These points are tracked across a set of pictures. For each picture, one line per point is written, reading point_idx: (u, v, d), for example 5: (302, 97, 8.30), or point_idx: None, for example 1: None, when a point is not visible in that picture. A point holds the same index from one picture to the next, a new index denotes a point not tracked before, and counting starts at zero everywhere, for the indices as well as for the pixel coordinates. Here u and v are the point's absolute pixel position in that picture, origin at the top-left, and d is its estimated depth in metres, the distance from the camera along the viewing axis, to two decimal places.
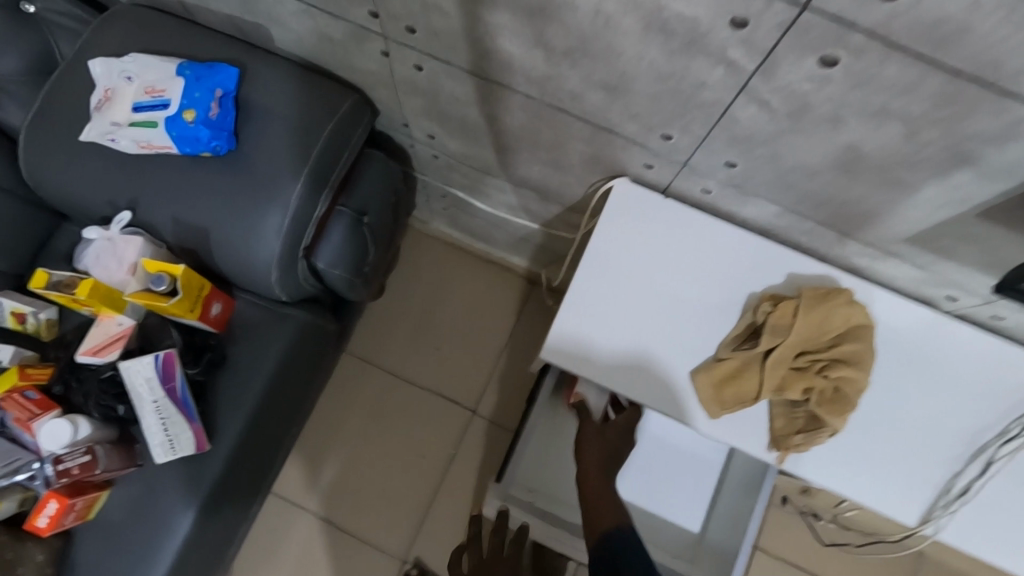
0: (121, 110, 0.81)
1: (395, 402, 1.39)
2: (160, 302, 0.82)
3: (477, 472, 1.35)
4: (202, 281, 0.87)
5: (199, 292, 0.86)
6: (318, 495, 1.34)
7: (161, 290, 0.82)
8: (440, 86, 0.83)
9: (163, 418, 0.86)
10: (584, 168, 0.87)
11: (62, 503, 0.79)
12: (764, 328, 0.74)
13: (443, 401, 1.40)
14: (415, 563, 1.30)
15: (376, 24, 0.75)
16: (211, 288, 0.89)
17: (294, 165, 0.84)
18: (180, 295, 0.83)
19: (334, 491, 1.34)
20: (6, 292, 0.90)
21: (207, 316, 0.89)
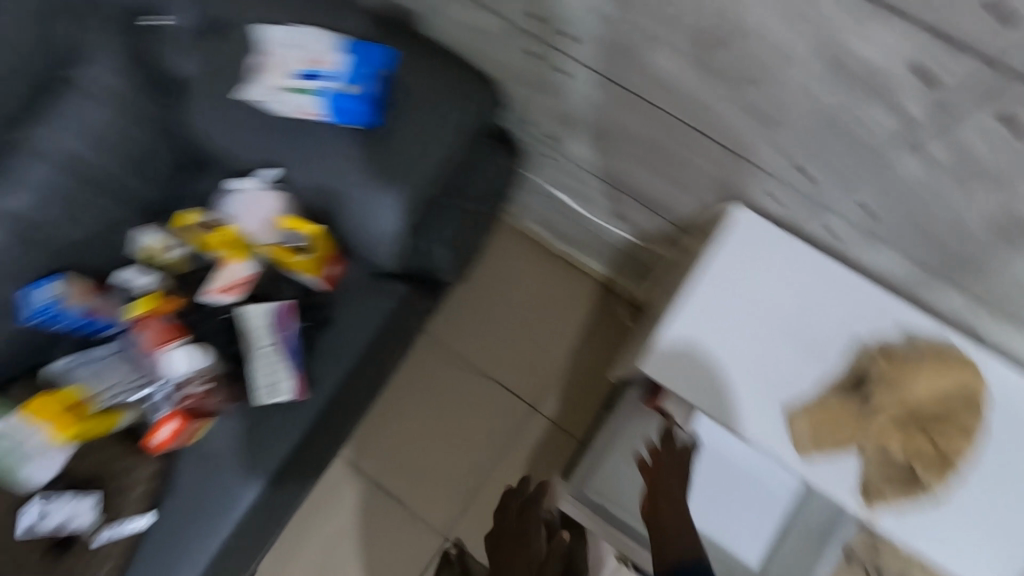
0: (283, 76, 0.87)
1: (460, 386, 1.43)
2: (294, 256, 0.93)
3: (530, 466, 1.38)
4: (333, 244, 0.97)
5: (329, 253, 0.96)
6: (377, 461, 1.39)
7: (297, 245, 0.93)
8: (580, 91, 0.86)
9: (270, 362, 0.92)
10: (703, 190, 0.88)
11: (176, 425, 0.87)
12: (870, 376, 0.75)
13: (505, 391, 1.43)
14: (455, 541, 1.35)
15: (536, 25, 0.78)
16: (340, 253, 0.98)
17: (428, 149, 0.89)
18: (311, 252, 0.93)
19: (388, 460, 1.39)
20: (148, 225, 0.97)
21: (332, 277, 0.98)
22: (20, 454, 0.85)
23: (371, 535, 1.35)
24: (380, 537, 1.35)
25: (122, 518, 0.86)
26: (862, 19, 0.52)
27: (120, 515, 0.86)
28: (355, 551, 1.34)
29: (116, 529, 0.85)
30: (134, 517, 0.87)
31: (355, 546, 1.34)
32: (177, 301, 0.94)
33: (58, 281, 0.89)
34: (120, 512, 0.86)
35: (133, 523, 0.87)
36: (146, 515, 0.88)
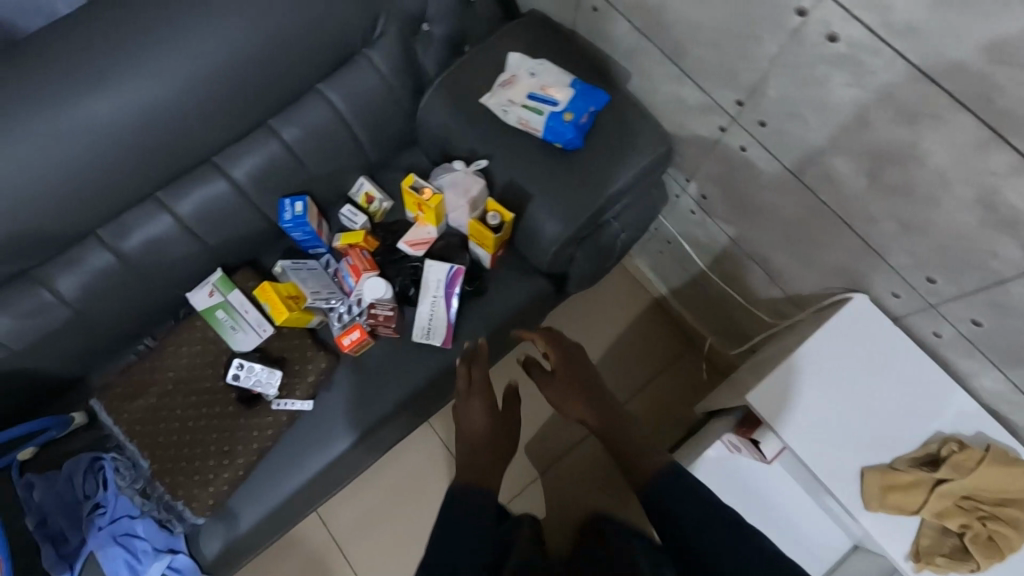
0: (518, 93, 1.10)
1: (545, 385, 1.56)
2: (485, 233, 1.10)
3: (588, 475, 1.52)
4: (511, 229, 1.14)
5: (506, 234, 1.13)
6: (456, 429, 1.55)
7: (491, 226, 1.09)
8: (750, 167, 1.04)
9: (434, 310, 1.12)
10: (829, 274, 1.04)
11: (363, 334, 1.08)
12: (945, 461, 0.87)
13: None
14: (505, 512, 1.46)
15: (734, 108, 0.97)
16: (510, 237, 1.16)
17: (608, 179, 1.09)
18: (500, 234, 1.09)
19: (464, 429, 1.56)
20: (368, 178, 1.22)
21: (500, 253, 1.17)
22: (239, 323, 1.07)
23: (435, 490, 1.52)
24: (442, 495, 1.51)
25: (292, 397, 1.08)
26: (1015, 174, 0.68)
27: (291, 395, 1.07)
28: (417, 499, 1.51)
29: (284, 404, 1.07)
30: (298, 400, 1.08)
31: (419, 494, 1.51)
32: (375, 241, 1.17)
33: (301, 203, 1.08)
34: (291, 391, 1.08)
35: (299, 404, 1.08)
36: (308, 402, 1.08)
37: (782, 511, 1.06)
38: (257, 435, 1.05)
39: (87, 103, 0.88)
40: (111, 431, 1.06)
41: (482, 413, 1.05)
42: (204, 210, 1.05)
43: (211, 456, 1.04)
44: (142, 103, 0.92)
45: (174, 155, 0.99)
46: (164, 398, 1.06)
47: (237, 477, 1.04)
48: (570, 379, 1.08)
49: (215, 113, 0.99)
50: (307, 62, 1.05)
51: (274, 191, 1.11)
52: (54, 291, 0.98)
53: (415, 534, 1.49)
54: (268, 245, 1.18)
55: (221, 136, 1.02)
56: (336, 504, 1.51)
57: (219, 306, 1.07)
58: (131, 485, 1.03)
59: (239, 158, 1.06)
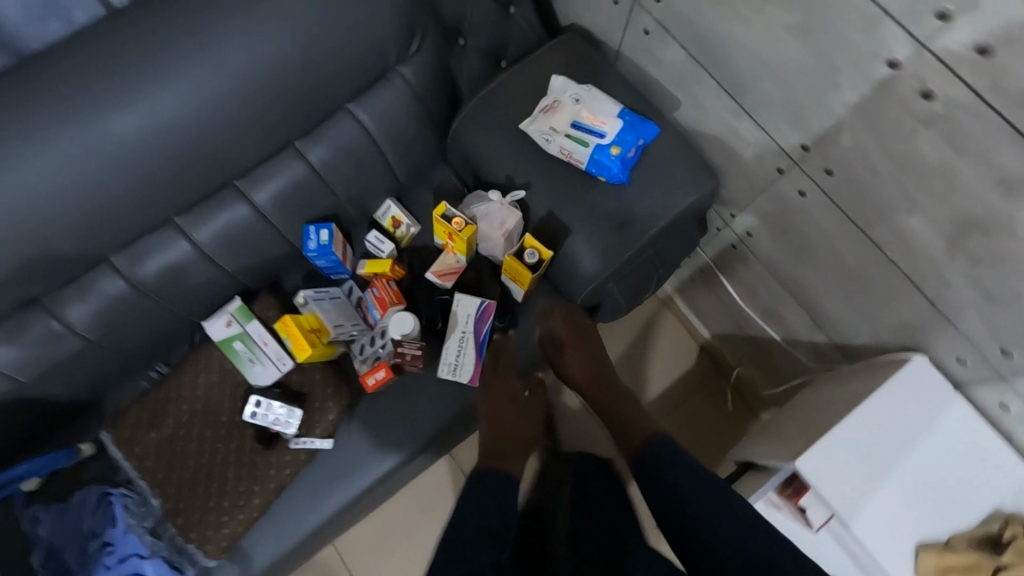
0: (561, 121, 1.02)
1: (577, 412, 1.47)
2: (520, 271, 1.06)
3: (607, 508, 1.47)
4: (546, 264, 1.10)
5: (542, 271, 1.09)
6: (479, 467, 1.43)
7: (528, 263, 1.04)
8: (807, 213, 0.97)
9: (462, 347, 1.06)
10: (885, 329, 0.99)
11: (389, 373, 1.01)
12: (1009, 543, 0.82)
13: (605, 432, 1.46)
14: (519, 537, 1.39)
15: (798, 152, 0.91)
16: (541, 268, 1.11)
17: (654, 217, 1.03)
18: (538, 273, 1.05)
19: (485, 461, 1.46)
20: (394, 200, 1.14)
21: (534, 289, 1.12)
22: (258, 355, 1.02)
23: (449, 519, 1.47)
24: None
25: (311, 436, 1.02)
26: None
27: (310, 433, 1.02)
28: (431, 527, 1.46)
29: (303, 443, 1.01)
30: (317, 439, 1.02)
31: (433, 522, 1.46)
32: (401, 270, 1.10)
33: (326, 231, 1.02)
34: (310, 429, 1.02)
35: (318, 442, 1.02)
36: (327, 440, 1.02)
37: None
38: (275, 475, 1.00)
39: (106, 124, 0.81)
40: (119, 465, 1.00)
41: (501, 400, 1.09)
42: (223, 236, 0.98)
43: (227, 496, 0.98)
44: (164, 125, 0.85)
45: (195, 178, 0.92)
46: (177, 432, 1.00)
47: (253, 519, 0.98)
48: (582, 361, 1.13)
49: (239, 134, 0.92)
50: (338, 80, 0.97)
51: (298, 215, 1.04)
52: (62, 321, 0.91)
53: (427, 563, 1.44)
54: (288, 270, 1.11)
55: (244, 157, 0.95)
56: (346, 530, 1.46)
57: (237, 336, 1.02)
58: (141, 522, 0.98)
59: (262, 180, 0.99)
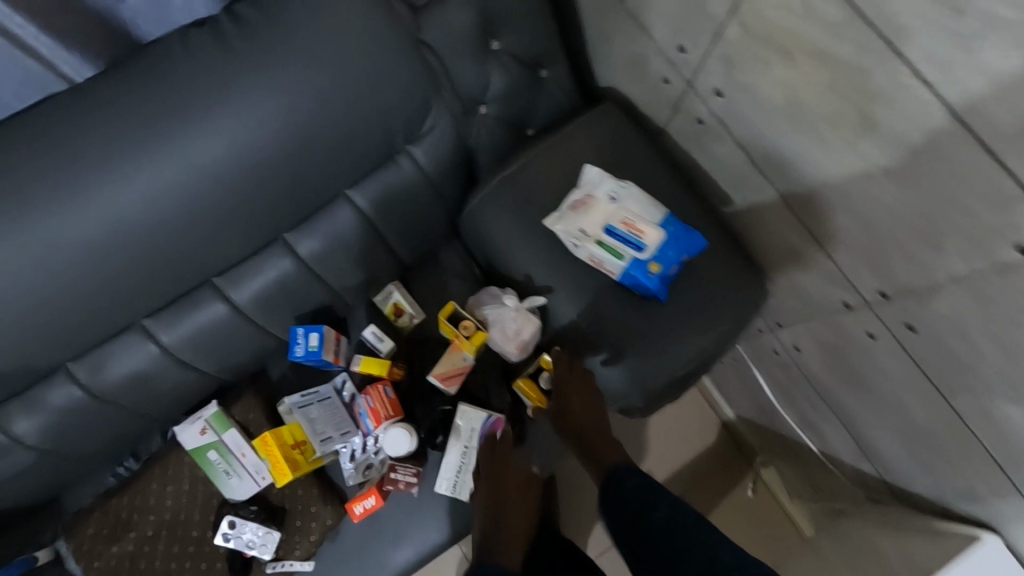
0: (592, 223, 0.88)
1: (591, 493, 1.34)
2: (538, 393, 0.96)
3: None
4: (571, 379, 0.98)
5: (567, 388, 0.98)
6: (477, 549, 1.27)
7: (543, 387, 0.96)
8: (874, 353, 0.83)
9: (464, 465, 0.95)
10: (953, 491, 0.85)
11: (380, 500, 0.91)
12: None
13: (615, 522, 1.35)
14: None
15: (873, 296, 0.76)
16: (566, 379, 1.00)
17: (692, 337, 0.90)
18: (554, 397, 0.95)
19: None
20: (396, 284, 1.02)
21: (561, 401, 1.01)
22: (235, 467, 0.91)
23: None
24: None
25: (290, 557, 0.92)
26: None
27: (289, 555, 0.91)
28: None
29: (281, 567, 0.91)
30: (297, 561, 0.92)
31: None
32: (399, 371, 0.98)
33: (316, 334, 0.90)
34: (289, 551, 0.91)
35: (298, 565, 0.92)
36: (307, 562, 0.93)
37: None
38: None
39: (48, 232, 0.69)
40: None
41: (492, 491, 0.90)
42: (198, 337, 0.86)
43: None
44: (122, 229, 0.72)
45: (163, 280, 0.80)
46: (141, 547, 0.90)
47: None
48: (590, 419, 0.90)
49: (214, 231, 0.79)
50: (335, 168, 0.83)
51: (286, 309, 0.92)
52: (9, 435, 0.80)
53: None
54: (275, 362, 0.99)
55: (222, 254, 0.82)
56: None
57: (212, 446, 0.90)
58: None
59: (244, 276, 0.86)
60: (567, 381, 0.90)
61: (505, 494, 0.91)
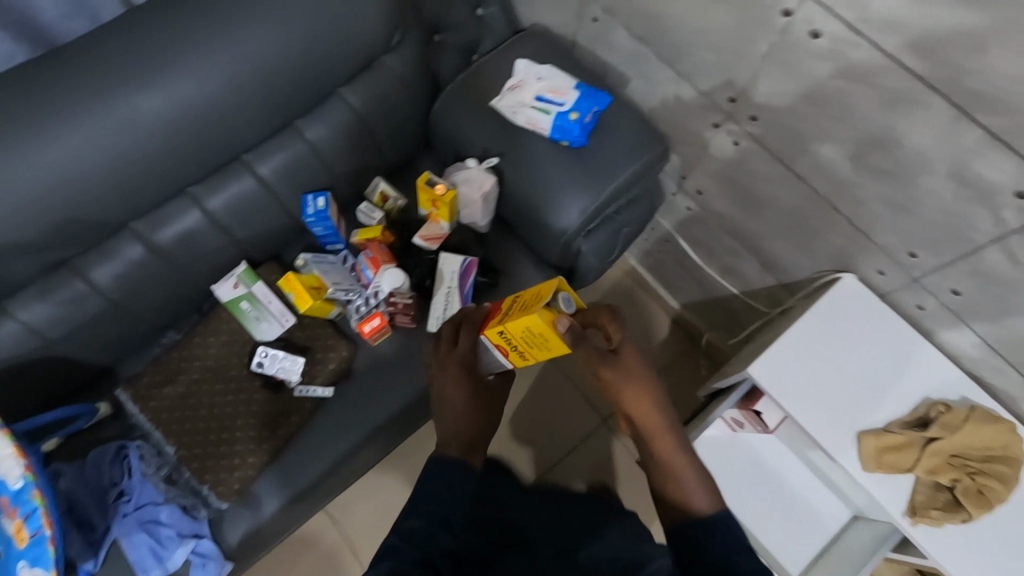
0: (526, 96, 1.18)
1: (565, 388, 1.60)
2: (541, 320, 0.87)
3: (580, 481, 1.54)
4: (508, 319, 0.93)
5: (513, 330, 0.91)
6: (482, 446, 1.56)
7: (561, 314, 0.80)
8: (744, 161, 1.12)
9: (449, 300, 1.17)
10: (823, 258, 1.11)
11: (383, 321, 1.13)
12: (935, 421, 0.94)
13: (582, 409, 1.59)
14: None
15: (728, 105, 1.06)
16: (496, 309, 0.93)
17: (613, 175, 1.18)
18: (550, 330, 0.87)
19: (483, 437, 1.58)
20: (382, 178, 1.28)
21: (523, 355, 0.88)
22: (263, 313, 1.12)
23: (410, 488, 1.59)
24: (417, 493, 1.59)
25: (314, 385, 1.12)
26: (985, 150, 0.76)
27: (313, 382, 1.11)
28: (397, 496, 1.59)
29: (307, 392, 1.11)
30: (318, 387, 1.11)
31: (397, 494, 1.59)
32: (390, 236, 1.23)
33: (322, 198, 1.14)
34: (313, 379, 1.12)
35: (320, 390, 1.12)
36: (328, 388, 1.12)
37: (785, 505, 1.13)
38: (280, 421, 1.09)
39: (129, 104, 0.93)
40: (135, 420, 1.08)
41: (461, 383, 0.91)
42: (229, 206, 1.10)
43: (237, 442, 1.07)
44: (184, 103, 0.97)
45: (205, 154, 1.05)
46: (190, 387, 1.09)
47: (261, 462, 1.07)
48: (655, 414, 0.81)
49: (243, 112, 1.05)
50: (330, 67, 1.11)
51: (296, 189, 1.16)
52: (86, 282, 1.01)
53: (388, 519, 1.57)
54: (290, 243, 1.23)
55: (247, 134, 1.08)
56: (347, 504, 1.58)
57: (243, 297, 1.11)
58: (156, 471, 1.06)
59: (265, 156, 1.12)
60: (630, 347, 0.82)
61: (472, 381, 0.92)
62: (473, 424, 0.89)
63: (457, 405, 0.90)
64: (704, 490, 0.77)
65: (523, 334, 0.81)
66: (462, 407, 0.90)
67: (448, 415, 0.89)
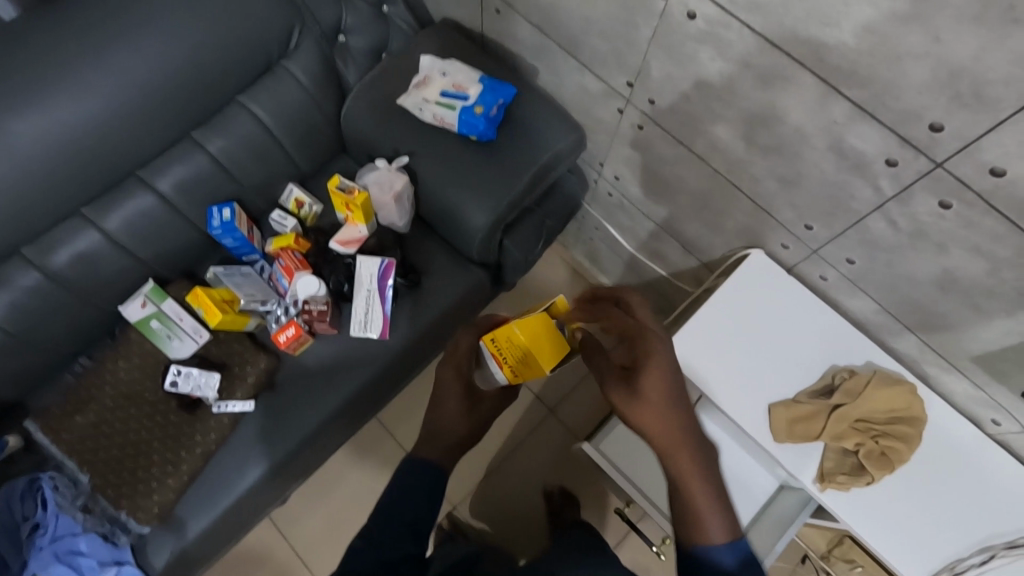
0: (431, 92, 1.17)
1: None
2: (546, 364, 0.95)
3: (528, 472, 1.55)
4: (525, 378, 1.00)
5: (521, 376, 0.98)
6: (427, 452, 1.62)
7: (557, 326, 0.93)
8: (651, 145, 1.13)
9: (369, 303, 1.16)
10: (733, 236, 1.13)
11: (298, 330, 1.10)
12: (839, 388, 0.96)
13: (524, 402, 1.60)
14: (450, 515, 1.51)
15: (627, 90, 1.06)
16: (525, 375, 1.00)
17: (525, 166, 1.17)
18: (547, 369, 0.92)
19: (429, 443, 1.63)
20: (295, 184, 1.25)
21: (512, 374, 0.92)
22: (175, 331, 1.10)
23: (361, 494, 1.59)
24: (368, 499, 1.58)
25: (232, 400, 1.10)
26: (854, 122, 0.77)
27: (231, 397, 1.10)
28: (347, 503, 1.58)
29: (225, 407, 1.09)
30: (238, 402, 1.10)
31: (348, 502, 1.58)
32: (306, 243, 1.21)
33: (228, 209, 1.12)
34: (231, 395, 1.10)
35: (240, 405, 1.10)
36: (249, 403, 1.10)
37: None
38: (199, 441, 1.07)
39: (5, 127, 0.90)
40: (48, 451, 1.05)
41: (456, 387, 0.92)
42: (131, 225, 1.07)
43: (155, 465, 1.04)
44: (65, 121, 0.94)
45: (98, 173, 1.02)
46: (103, 413, 1.06)
47: (182, 484, 1.04)
48: (674, 431, 0.66)
49: (133, 127, 1.02)
50: (224, 74, 1.09)
51: (202, 202, 1.14)
52: None
53: (340, 528, 1.56)
54: (204, 256, 1.20)
55: (142, 149, 1.05)
56: (297, 514, 1.56)
57: (154, 315, 1.08)
58: (72, 502, 1.02)
59: (164, 171, 1.09)
60: (654, 345, 0.69)
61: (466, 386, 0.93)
62: (463, 428, 0.90)
63: (451, 412, 0.90)
64: (717, 513, 0.63)
65: (507, 338, 0.91)
66: (456, 414, 0.90)
67: (432, 417, 0.91)
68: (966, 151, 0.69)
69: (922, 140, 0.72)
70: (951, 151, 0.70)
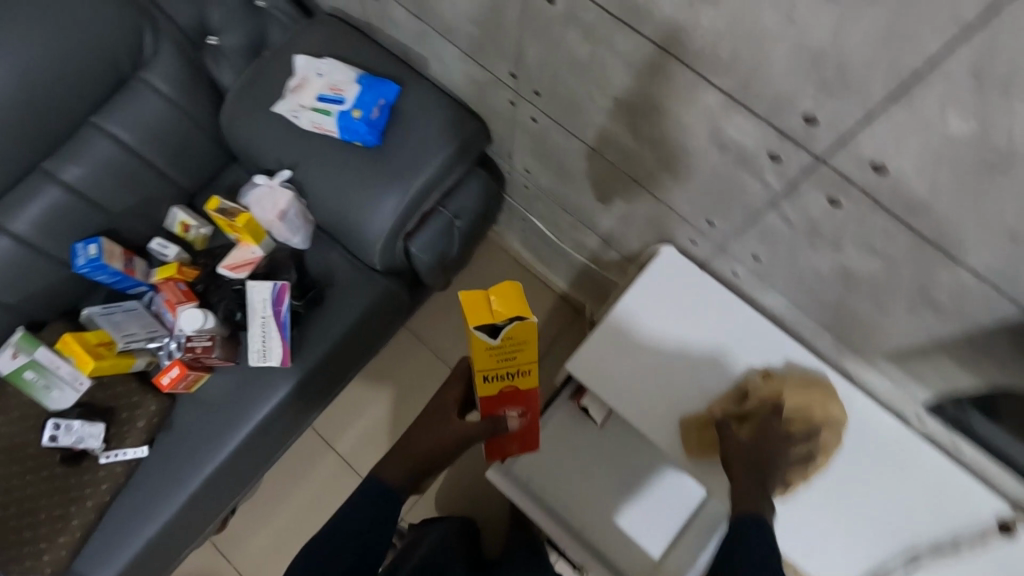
0: (307, 96, 1.06)
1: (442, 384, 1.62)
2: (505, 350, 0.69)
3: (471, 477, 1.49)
4: (523, 384, 0.74)
5: (508, 381, 0.73)
6: (371, 460, 1.57)
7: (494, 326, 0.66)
8: (548, 136, 1.03)
9: (265, 331, 1.08)
10: (644, 229, 1.04)
11: (182, 370, 1.03)
12: (753, 396, 0.88)
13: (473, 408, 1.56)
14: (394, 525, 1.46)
15: (512, 81, 0.96)
16: (526, 403, 0.79)
17: (420, 165, 1.07)
18: (496, 344, 0.67)
19: (371, 449, 1.59)
20: (180, 206, 1.16)
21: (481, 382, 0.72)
22: (52, 380, 1.02)
23: (303, 511, 1.54)
24: (311, 516, 1.54)
25: (124, 446, 1.04)
26: (728, 112, 0.68)
27: (122, 443, 1.03)
28: (290, 521, 1.54)
29: (116, 456, 1.03)
30: (130, 449, 1.04)
31: (290, 519, 1.54)
32: (193, 271, 1.13)
33: (94, 244, 1.03)
34: (122, 441, 1.04)
35: (132, 452, 1.04)
36: (143, 448, 1.04)
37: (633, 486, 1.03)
38: (90, 493, 1.01)
39: None
40: None
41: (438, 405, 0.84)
42: None
43: (41, 523, 0.98)
44: None
45: None
46: None
47: (75, 540, 0.99)
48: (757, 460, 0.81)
49: None
50: (68, 97, 0.98)
51: (67, 237, 1.05)
52: None
53: (285, 551, 1.51)
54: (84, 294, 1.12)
55: None
56: (238, 537, 1.53)
57: (26, 366, 1.00)
58: None
59: (18, 210, 1.00)
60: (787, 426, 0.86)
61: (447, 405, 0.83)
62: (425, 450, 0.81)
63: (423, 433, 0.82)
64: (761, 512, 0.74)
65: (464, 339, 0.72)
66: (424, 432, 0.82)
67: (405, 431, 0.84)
68: (844, 143, 0.60)
69: (799, 132, 0.63)
70: (829, 143, 0.61)
